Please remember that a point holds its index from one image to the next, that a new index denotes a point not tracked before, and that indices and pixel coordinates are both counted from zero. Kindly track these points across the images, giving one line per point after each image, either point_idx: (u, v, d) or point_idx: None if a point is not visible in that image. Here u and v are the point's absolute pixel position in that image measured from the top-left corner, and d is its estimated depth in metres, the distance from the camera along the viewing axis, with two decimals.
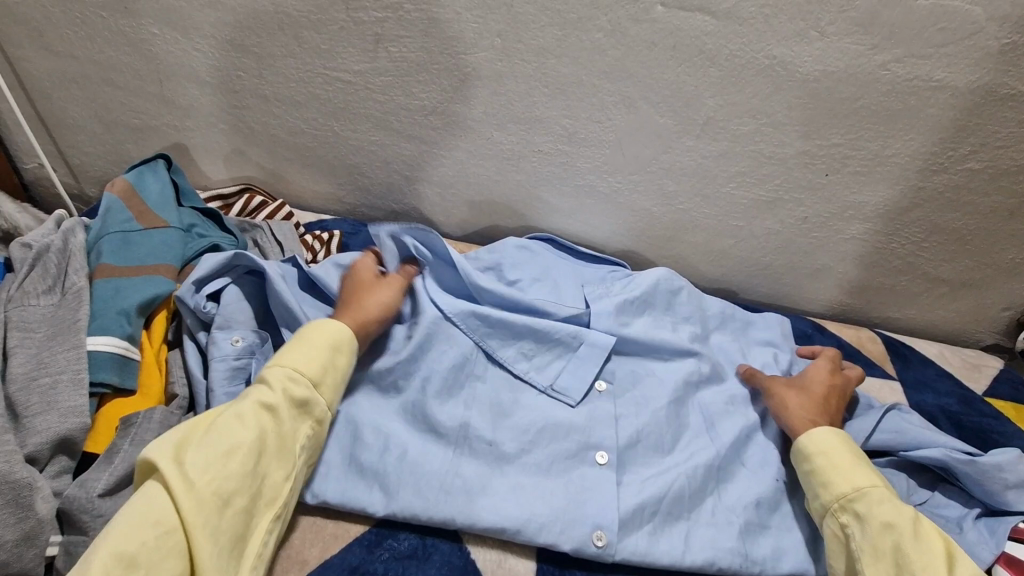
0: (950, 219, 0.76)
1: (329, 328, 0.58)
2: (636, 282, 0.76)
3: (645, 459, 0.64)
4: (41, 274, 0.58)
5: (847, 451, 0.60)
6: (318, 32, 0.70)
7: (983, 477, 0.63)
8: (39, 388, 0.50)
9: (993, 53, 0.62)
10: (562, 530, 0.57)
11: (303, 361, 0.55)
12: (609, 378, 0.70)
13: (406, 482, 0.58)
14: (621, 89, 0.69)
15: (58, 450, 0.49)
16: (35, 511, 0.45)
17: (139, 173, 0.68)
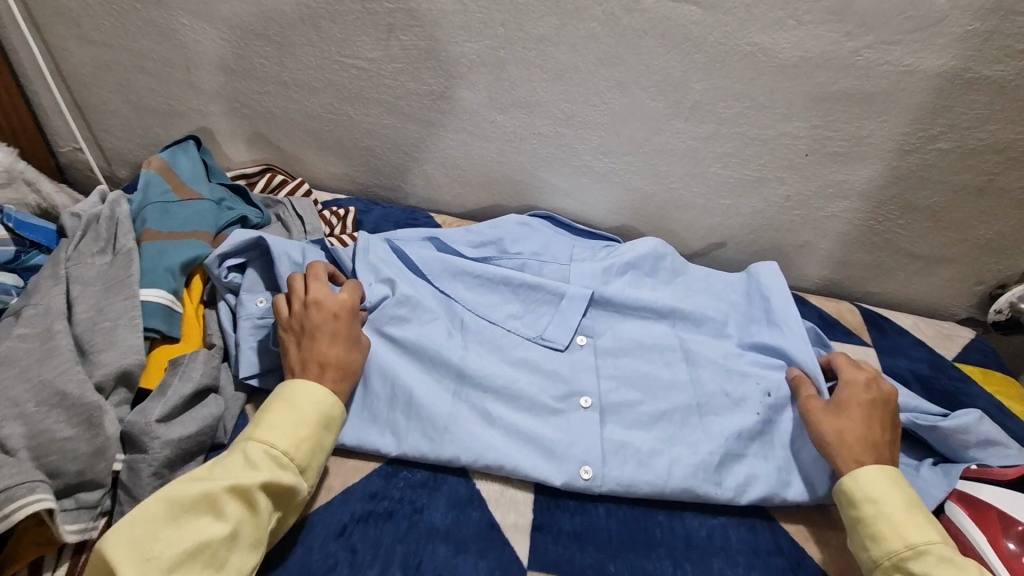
0: (923, 197, 0.82)
1: (319, 399, 0.56)
2: (620, 251, 0.83)
3: (630, 408, 0.70)
4: (94, 237, 0.64)
5: (902, 506, 0.58)
6: (335, 23, 0.76)
7: (944, 438, 0.66)
8: (101, 329, 0.57)
9: (958, 38, 0.67)
10: (554, 467, 0.64)
11: (288, 441, 0.54)
12: (589, 332, 0.76)
13: (414, 429, 0.64)
14: (614, 74, 0.75)
15: (119, 382, 0.55)
16: (104, 429, 0.51)
17: (173, 153, 0.75)
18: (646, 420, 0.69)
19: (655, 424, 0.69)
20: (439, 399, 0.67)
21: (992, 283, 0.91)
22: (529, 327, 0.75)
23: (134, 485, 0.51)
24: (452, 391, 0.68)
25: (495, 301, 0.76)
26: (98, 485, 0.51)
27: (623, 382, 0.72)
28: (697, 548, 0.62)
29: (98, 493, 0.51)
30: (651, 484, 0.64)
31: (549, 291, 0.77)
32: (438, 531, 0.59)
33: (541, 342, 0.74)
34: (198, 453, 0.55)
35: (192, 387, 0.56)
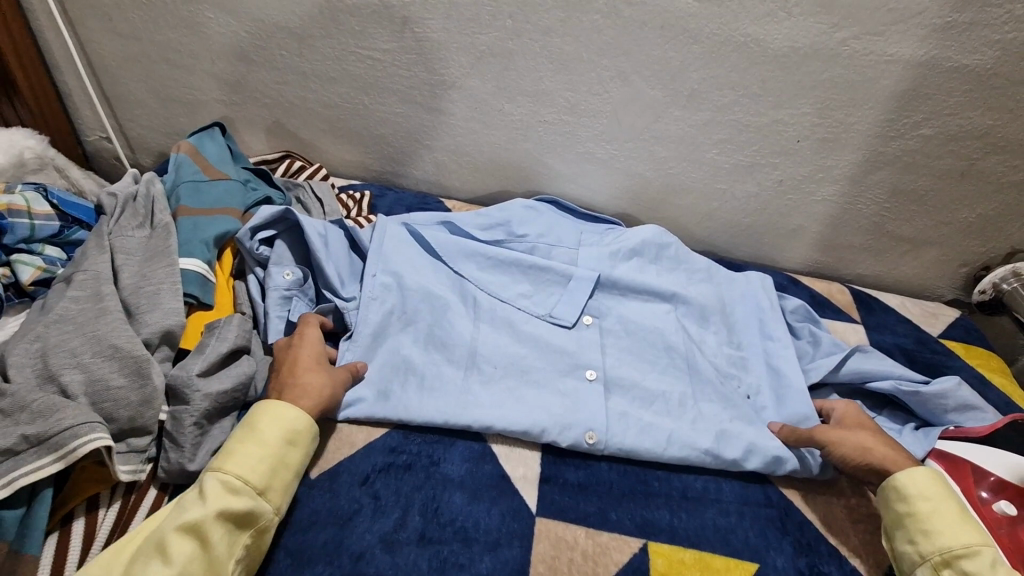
0: (909, 181, 0.86)
1: (280, 415, 0.57)
2: (627, 237, 0.87)
3: (630, 382, 0.74)
4: (133, 213, 0.69)
5: (955, 507, 0.59)
6: (353, 16, 0.81)
7: (925, 404, 0.71)
8: (146, 293, 0.61)
9: (938, 29, 0.71)
10: (560, 432, 0.67)
11: (241, 465, 0.53)
12: (595, 313, 0.80)
13: (428, 398, 0.68)
14: (616, 65, 0.80)
15: (163, 340, 0.60)
16: (151, 380, 0.56)
17: (200, 139, 0.80)
18: (646, 397, 0.73)
19: (655, 400, 0.73)
20: (450, 375, 0.70)
21: (976, 265, 0.95)
22: (540, 307, 0.79)
23: (178, 433, 0.55)
24: (464, 367, 0.71)
25: (508, 282, 0.80)
26: (147, 432, 0.56)
27: (625, 360, 0.76)
28: (694, 499, 0.67)
29: (147, 438, 0.55)
30: (650, 448, 0.68)
31: (557, 273, 0.81)
32: (452, 480, 0.64)
33: (549, 320, 0.78)
34: (234, 409, 0.60)
35: (227, 347, 0.61)
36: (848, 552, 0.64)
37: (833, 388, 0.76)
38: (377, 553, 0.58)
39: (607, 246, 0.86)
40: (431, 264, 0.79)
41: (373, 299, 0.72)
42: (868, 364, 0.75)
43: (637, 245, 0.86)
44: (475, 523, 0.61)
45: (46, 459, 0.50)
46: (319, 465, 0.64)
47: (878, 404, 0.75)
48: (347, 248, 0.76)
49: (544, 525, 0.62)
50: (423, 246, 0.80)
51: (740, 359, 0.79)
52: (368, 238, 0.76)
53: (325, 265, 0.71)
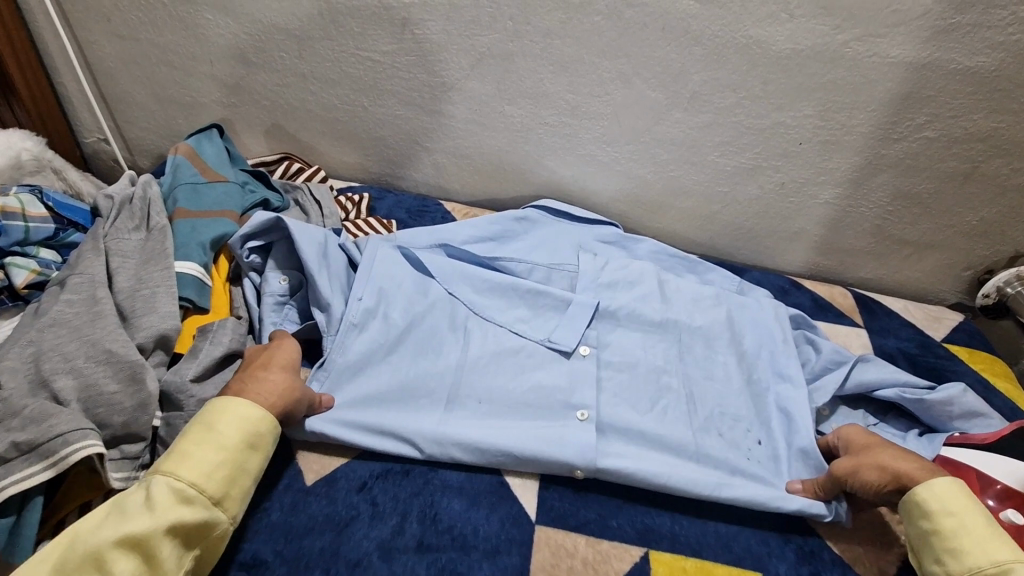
0: (912, 184, 0.85)
1: (242, 417, 0.54)
2: (627, 266, 0.84)
3: (625, 417, 0.70)
4: (129, 215, 0.69)
5: (984, 521, 0.56)
6: (353, 17, 0.80)
7: (929, 411, 0.70)
8: (142, 296, 0.61)
9: (941, 31, 0.71)
10: (547, 468, 0.65)
11: (197, 473, 0.50)
12: (592, 343, 0.76)
13: (410, 427, 0.64)
14: (617, 67, 0.79)
15: (157, 345, 0.59)
16: (145, 386, 0.55)
17: (198, 141, 0.80)
18: (641, 437, 0.69)
19: (652, 441, 0.69)
20: (429, 408, 0.68)
21: (980, 268, 0.94)
22: (538, 331, 0.76)
23: (173, 439, 0.55)
24: (443, 400, 0.69)
25: (504, 306, 0.78)
26: (140, 438, 0.55)
27: (622, 395, 0.73)
28: (695, 506, 0.66)
29: (141, 445, 0.55)
30: (653, 485, 0.64)
31: (555, 298, 0.79)
32: (448, 487, 0.63)
33: (548, 345, 0.75)
34: None
35: (222, 351, 0.60)
36: (850, 560, 0.63)
37: (837, 397, 0.76)
38: (374, 561, 0.57)
39: (607, 273, 0.83)
40: (425, 286, 0.78)
41: (355, 325, 0.70)
42: (871, 372, 0.74)
43: (635, 275, 0.83)
44: (474, 529, 0.60)
45: (36, 467, 0.49)
46: (316, 471, 0.63)
47: (882, 411, 0.75)
48: (344, 266, 0.75)
49: (543, 533, 0.61)
50: (421, 270, 0.79)
51: (744, 392, 0.75)
52: (361, 257, 0.76)
53: (318, 277, 0.69)
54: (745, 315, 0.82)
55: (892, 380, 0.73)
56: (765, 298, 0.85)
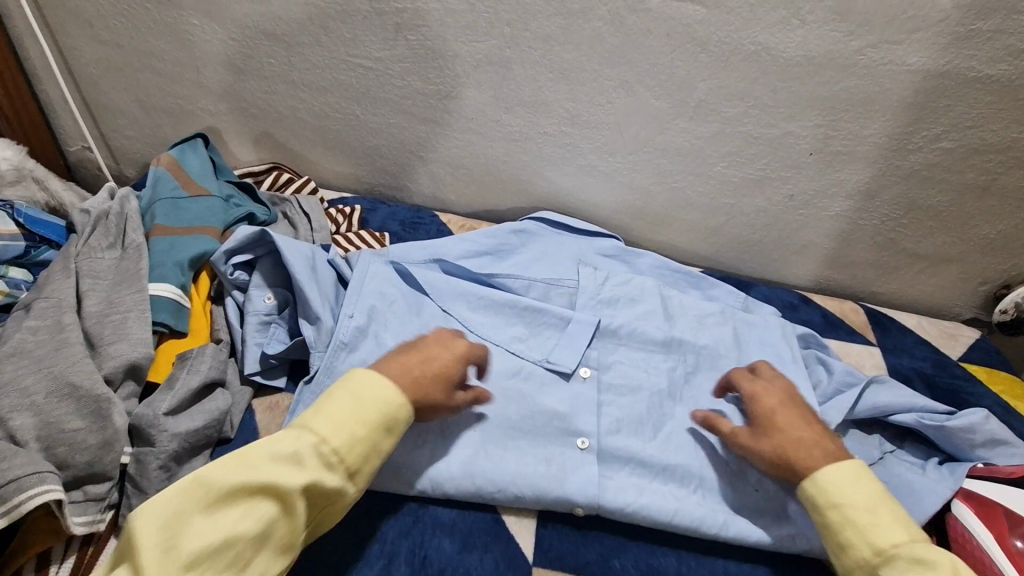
0: (927, 197, 0.82)
1: (387, 395, 0.55)
2: (628, 282, 0.80)
3: (628, 445, 0.67)
4: (104, 232, 0.66)
5: (865, 507, 0.54)
6: (343, 23, 0.77)
7: (951, 439, 0.67)
8: (112, 322, 0.58)
9: (960, 37, 0.67)
10: (547, 503, 0.62)
11: (339, 443, 0.52)
12: (593, 365, 0.72)
13: (405, 459, 0.62)
14: (620, 74, 0.76)
15: (127, 375, 0.57)
16: (112, 422, 0.53)
17: (182, 151, 0.76)
18: (644, 466, 0.65)
19: (656, 471, 0.65)
20: (421, 435, 0.63)
21: (998, 284, 0.91)
22: (537, 351, 0.73)
23: (143, 478, 0.53)
24: (438, 428, 0.64)
25: (500, 325, 0.75)
26: (108, 478, 0.53)
27: (625, 421, 0.69)
28: (702, 545, 0.63)
29: (107, 485, 0.53)
30: (657, 523, 0.62)
31: (554, 316, 0.75)
32: (442, 527, 0.61)
33: (547, 367, 0.71)
34: (207, 447, 0.57)
35: (198, 381, 0.58)
36: None
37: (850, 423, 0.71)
38: None
39: (608, 289, 0.80)
40: (418, 303, 0.74)
41: (344, 345, 0.66)
42: (887, 396, 0.70)
43: (636, 292, 0.80)
44: (467, 572, 0.58)
45: None
46: None
47: (897, 437, 0.71)
48: (332, 282, 0.72)
49: None
50: (412, 285, 0.75)
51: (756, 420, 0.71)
52: (351, 272, 0.73)
53: (308, 296, 0.66)
54: (752, 334, 0.78)
55: (909, 405, 0.69)
56: (774, 315, 0.82)
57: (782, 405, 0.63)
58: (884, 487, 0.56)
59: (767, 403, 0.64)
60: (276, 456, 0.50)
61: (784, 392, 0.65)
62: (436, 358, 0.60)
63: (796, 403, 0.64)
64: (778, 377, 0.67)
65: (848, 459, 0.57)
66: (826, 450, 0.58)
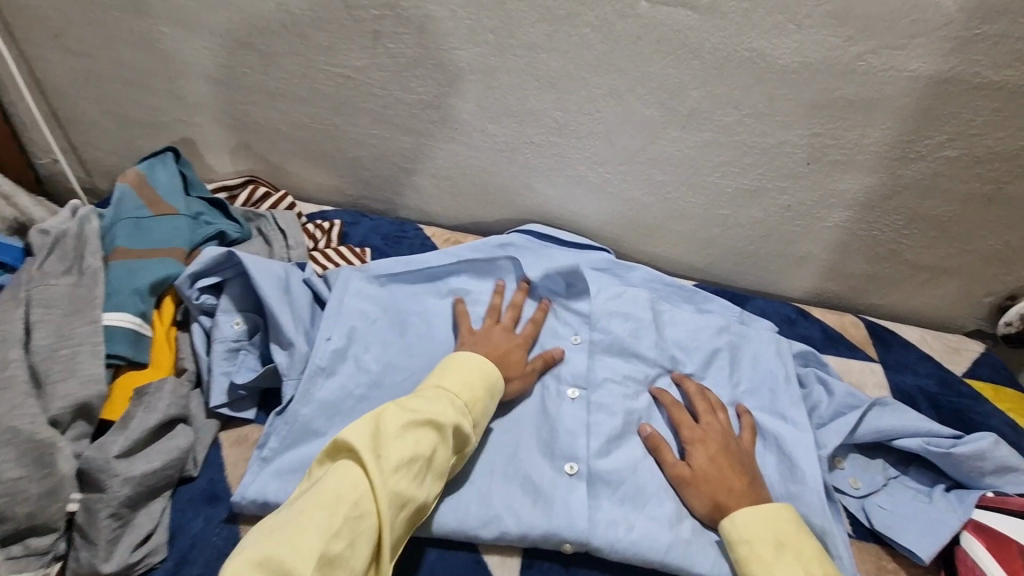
0: (930, 206, 0.78)
1: (489, 365, 0.63)
2: (622, 295, 0.76)
3: (619, 474, 0.63)
4: (60, 257, 0.64)
5: (771, 543, 0.56)
6: (319, 30, 0.74)
7: (959, 466, 0.64)
8: (61, 358, 0.58)
9: (965, 42, 0.64)
10: (534, 539, 0.58)
11: (466, 396, 0.59)
12: (582, 385, 0.69)
13: None
14: (609, 82, 0.72)
15: (77, 415, 0.56)
16: (57, 468, 0.53)
17: (151, 164, 0.74)
18: (637, 495, 0.62)
19: (649, 502, 0.62)
20: None
21: (1003, 296, 0.88)
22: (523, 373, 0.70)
23: (91, 526, 0.52)
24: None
25: None
26: (52, 529, 0.52)
27: (616, 446, 0.65)
28: None
29: (50, 537, 0.52)
30: (648, 561, 0.58)
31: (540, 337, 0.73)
32: (420, 569, 0.57)
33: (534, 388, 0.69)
34: (165, 489, 0.57)
35: (156, 418, 0.57)
36: None
37: (851, 447, 0.69)
38: None
39: (600, 303, 0.76)
40: (400, 321, 0.71)
41: (322, 369, 0.63)
42: (886, 420, 0.67)
43: (630, 305, 0.76)
44: None
45: None
46: None
47: (903, 461, 0.69)
48: (308, 302, 0.68)
49: None
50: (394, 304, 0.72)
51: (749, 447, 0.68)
52: (329, 293, 0.69)
53: (280, 321, 0.63)
54: (748, 350, 0.75)
55: (910, 429, 0.66)
56: (769, 330, 0.78)
57: (715, 447, 0.63)
58: (804, 530, 0.57)
59: (705, 443, 0.64)
60: (424, 400, 0.56)
61: (718, 431, 0.65)
62: (509, 339, 0.69)
63: (733, 442, 0.65)
64: (717, 414, 0.67)
65: (770, 503, 0.58)
66: (750, 496, 0.60)
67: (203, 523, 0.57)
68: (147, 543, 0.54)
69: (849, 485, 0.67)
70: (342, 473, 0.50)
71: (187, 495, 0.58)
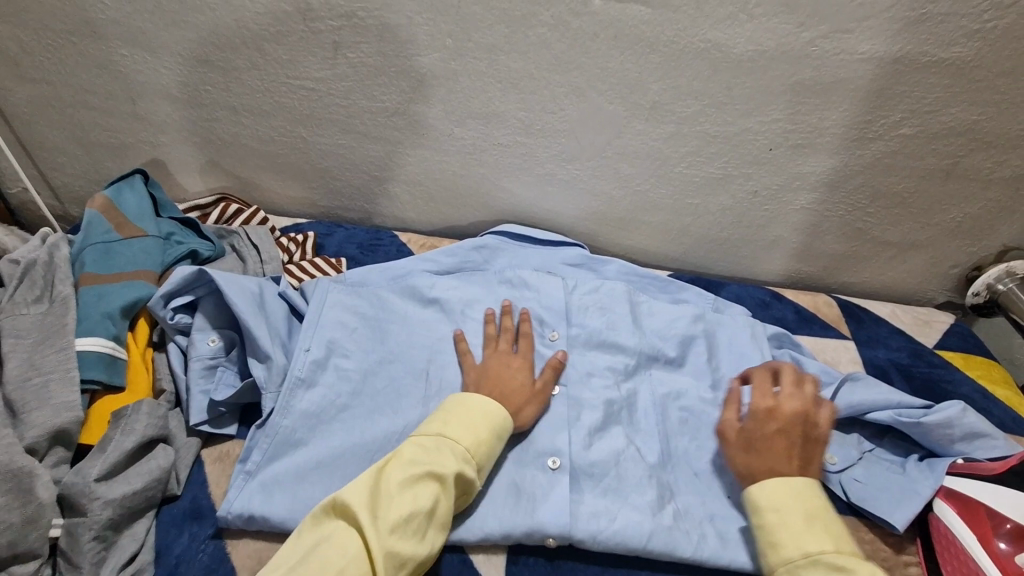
0: (891, 184, 0.80)
1: (494, 407, 0.60)
2: (597, 289, 0.78)
3: (599, 466, 0.64)
4: (30, 285, 0.66)
5: (801, 516, 0.56)
6: (280, 44, 0.74)
7: (931, 435, 0.66)
8: (34, 387, 0.58)
9: (911, 23, 0.65)
10: (518, 535, 0.59)
11: (471, 441, 0.58)
12: (563, 380, 0.70)
13: None
14: (570, 80, 0.73)
15: (55, 442, 0.57)
16: (36, 495, 0.53)
17: (118, 189, 0.75)
18: (619, 486, 0.63)
19: (629, 491, 0.63)
20: None
21: (969, 266, 0.90)
22: None
23: (75, 551, 0.53)
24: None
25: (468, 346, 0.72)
26: (35, 555, 0.53)
27: (597, 437, 0.66)
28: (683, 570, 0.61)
29: (35, 563, 0.52)
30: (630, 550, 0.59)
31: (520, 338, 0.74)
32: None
33: None
34: (148, 509, 0.58)
35: (133, 441, 0.57)
36: None
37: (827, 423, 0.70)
38: None
39: (576, 299, 0.77)
40: (378, 328, 0.71)
41: (301, 381, 0.64)
42: (861, 394, 0.69)
43: (606, 298, 0.77)
44: None
45: None
46: (250, 568, 0.57)
47: (877, 433, 0.71)
48: (286, 316, 0.69)
49: None
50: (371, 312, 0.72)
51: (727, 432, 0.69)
52: (306, 304, 0.70)
53: (258, 337, 0.63)
54: (723, 335, 0.76)
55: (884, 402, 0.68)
56: (743, 314, 0.80)
57: (778, 420, 0.62)
58: (829, 509, 0.57)
59: (776, 416, 0.62)
60: (424, 452, 0.56)
61: (793, 407, 0.63)
62: (506, 363, 0.67)
63: (806, 423, 0.62)
64: (804, 391, 0.64)
65: (805, 481, 0.58)
66: (793, 474, 0.59)
67: (188, 541, 0.58)
68: (133, 563, 0.55)
69: (827, 460, 0.67)
70: (339, 537, 0.51)
71: (170, 515, 0.59)
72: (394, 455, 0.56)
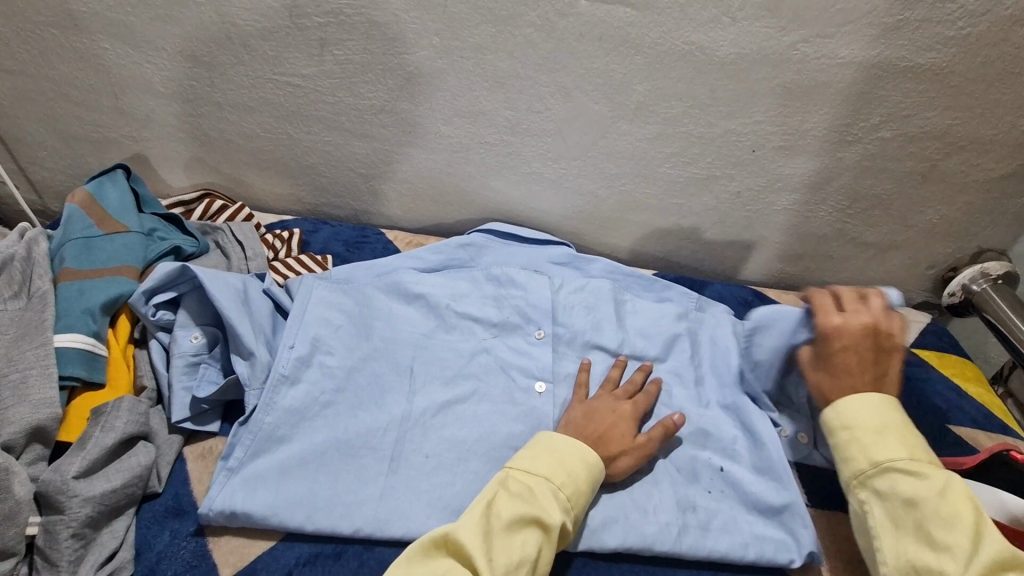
0: (869, 186, 0.82)
1: (592, 454, 0.59)
2: (581, 286, 0.79)
3: None
4: (8, 281, 0.65)
5: (873, 428, 0.58)
6: (265, 40, 0.74)
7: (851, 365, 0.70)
8: (11, 384, 0.58)
9: (890, 28, 0.67)
10: None
11: (570, 488, 0.56)
12: (549, 378, 0.71)
13: (348, 499, 0.59)
14: (556, 80, 0.74)
15: (32, 439, 0.56)
16: (13, 492, 0.53)
17: (100, 183, 0.74)
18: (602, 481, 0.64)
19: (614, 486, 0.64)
20: (372, 468, 0.61)
21: (945, 267, 0.92)
22: (489, 371, 0.71)
23: (52, 548, 0.52)
24: (388, 457, 0.62)
25: (455, 343, 0.73)
26: (11, 554, 0.52)
27: None
28: (661, 564, 0.62)
29: (11, 562, 0.52)
30: (612, 546, 0.60)
31: (507, 337, 0.74)
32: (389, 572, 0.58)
33: (502, 383, 0.70)
34: (128, 506, 0.57)
35: (113, 438, 0.57)
36: None
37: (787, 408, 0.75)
38: None
39: (562, 296, 0.78)
40: (365, 324, 0.71)
41: (286, 378, 0.64)
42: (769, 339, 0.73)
43: (591, 296, 0.78)
44: None
45: None
46: (233, 563, 0.57)
47: None
48: (271, 313, 0.69)
49: None
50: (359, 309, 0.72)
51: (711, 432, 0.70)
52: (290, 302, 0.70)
53: (242, 335, 0.63)
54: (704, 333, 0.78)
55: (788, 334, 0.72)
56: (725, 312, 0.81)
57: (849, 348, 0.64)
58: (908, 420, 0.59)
59: (840, 331, 0.65)
60: (531, 494, 0.55)
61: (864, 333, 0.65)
62: (609, 411, 0.66)
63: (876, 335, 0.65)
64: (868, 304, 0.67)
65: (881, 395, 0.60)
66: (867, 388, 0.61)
67: (169, 538, 0.57)
68: (112, 561, 0.55)
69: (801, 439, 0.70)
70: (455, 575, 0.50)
71: (151, 512, 0.59)
72: (507, 495, 0.55)
